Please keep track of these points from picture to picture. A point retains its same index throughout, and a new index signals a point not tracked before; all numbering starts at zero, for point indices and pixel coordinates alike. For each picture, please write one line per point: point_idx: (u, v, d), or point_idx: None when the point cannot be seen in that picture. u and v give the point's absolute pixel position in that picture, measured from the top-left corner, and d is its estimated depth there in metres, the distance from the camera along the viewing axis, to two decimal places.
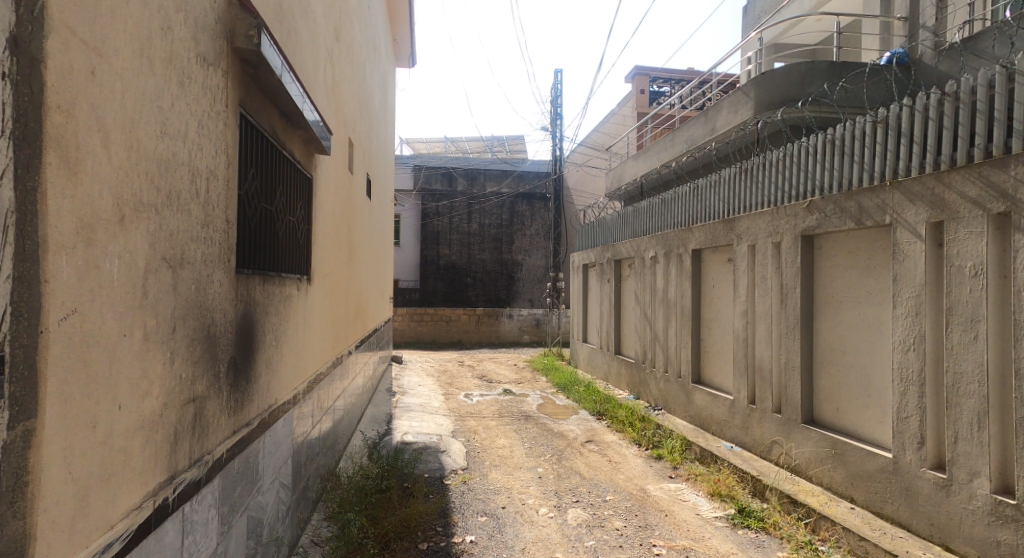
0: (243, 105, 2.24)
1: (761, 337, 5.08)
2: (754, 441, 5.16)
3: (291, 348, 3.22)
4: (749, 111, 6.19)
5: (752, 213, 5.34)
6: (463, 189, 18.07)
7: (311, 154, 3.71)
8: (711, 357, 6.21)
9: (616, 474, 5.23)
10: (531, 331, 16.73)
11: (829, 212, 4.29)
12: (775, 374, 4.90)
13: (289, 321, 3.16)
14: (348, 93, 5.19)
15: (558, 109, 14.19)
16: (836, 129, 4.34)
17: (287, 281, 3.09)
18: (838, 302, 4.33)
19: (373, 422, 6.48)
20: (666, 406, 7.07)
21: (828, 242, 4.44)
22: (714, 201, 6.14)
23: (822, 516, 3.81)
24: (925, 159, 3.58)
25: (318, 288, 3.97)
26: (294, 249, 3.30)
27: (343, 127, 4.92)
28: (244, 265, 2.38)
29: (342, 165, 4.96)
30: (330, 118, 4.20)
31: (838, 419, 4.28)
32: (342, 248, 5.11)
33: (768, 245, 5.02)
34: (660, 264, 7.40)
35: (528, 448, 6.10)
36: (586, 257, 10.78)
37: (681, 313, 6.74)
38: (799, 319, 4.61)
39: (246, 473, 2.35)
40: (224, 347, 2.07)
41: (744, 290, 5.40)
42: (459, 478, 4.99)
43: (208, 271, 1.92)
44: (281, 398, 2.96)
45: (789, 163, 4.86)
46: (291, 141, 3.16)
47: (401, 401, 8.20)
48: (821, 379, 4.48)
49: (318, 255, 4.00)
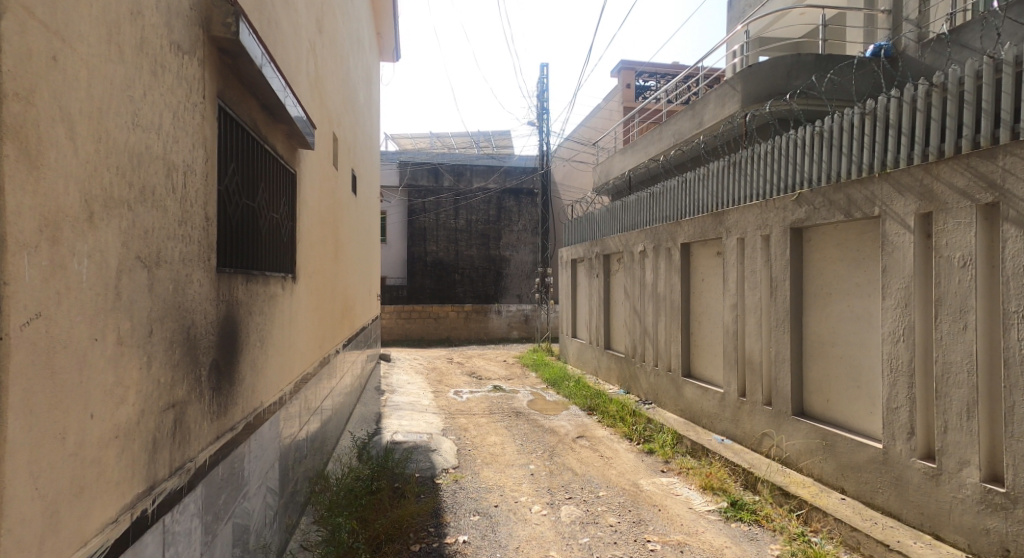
0: (223, 98, 2.17)
1: (751, 330, 5.08)
2: (745, 434, 5.15)
3: (277, 348, 3.14)
4: (737, 104, 6.15)
5: (741, 206, 5.31)
6: (450, 185, 17.97)
7: (295, 150, 3.64)
8: (701, 351, 6.20)
9: (608, 470, 5.20)
10: (520, 328, 16.99)
11: (818, 204, 4.27)
12: (766, 367, 4.89)
13: (274, 322, 3.09)
14: (332, 88, 5.12)
15: (544, 104, 14.13)
16: (826, 120, 4.32)
17: (271, 280, 3.01)
18: (827, 294, 4.31)
19: (363, 421, 6.40)
20: (656, 400, 7.06)
21: (817, 234, 4.41)
22: (703, 194, 6.11)
23: (813, 508, 3.81)
24: (913, 151, 3.56)
25: (303, 286, 3.88)
26: (279, 247, 3.23)
27: (327, 121, 4.84)
28: (226, 263, 2.31)
29: (326, 160, 4.88)
30: (314, 111, 4.11)
31: (828, 410, 4.28)
32: (328, 245, 5.03)
33: (757, 238, 5.01)
34: (649, 258, 7.37)
35: (520, 445, 6.06)
36: (574, 252, 10.76)
37: (670, 307, 6.73)
38: (787, 312, 4.60)
39: (230, 479, 2.28)
40: (204, 349, 2.00)
41: (734, 283, 5.39)
42: (451, 476, 4.94)
43: (186, 270, 1.85)
44: (266, 400, 2.89)
45: (777, 155, 4.84)
46: (274, 136, 3.08)
47: (390, 400, 8.11)
48: (811, 370, 4.48)
49: (303, 252, 3.92)
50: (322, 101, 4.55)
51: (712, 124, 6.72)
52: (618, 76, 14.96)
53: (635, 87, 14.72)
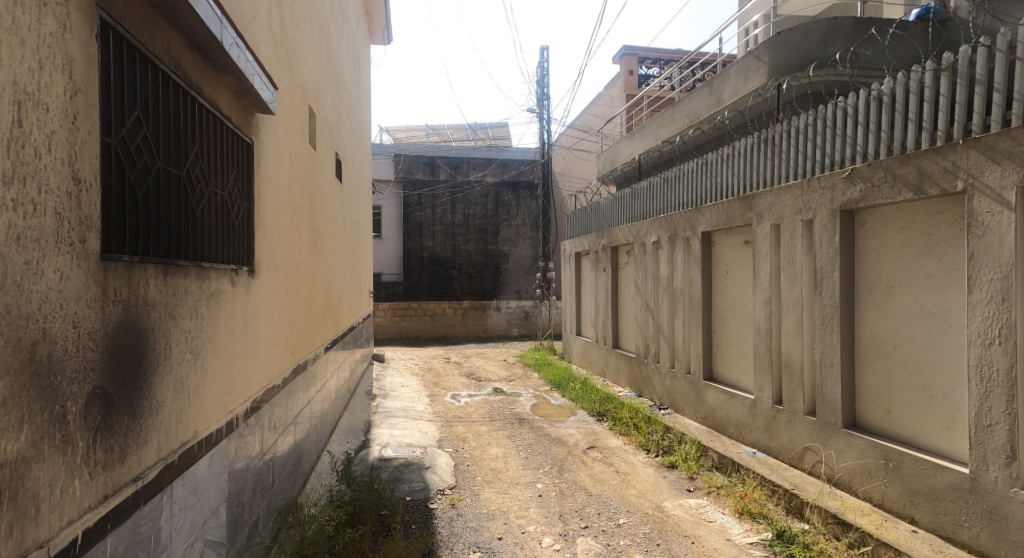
0: (105, 11, 1.58)
1: (790, 329, 4.44)
2: (782, 448, 4.52)
3: (223, 358, 2.50)
4: (764, 76, 5.52)
5: (776, 187, 4.67)
6: (446, 178, 17.28)
7: (251, 115, 3.00)
8: (725, 351, 5.59)
9: (626, 489, 4.56)
10: (521, 325, 16.41)
11: (875, 180, 3.63)
12: (807, 372, 4.26)
13: (217, 327, 2.45)
14: (306, 56, 4.49)
15: (545, 90, 13.47)
16: (886, 83, 3.69)
17: (210, 273, 2.37)
18: (886, 287, 3.67)
19: (348, 434, 5.74)
20: (673, 405, 6.42)
21: (873, 217, 3.78)
22: (728, 177, 5.46)
23: (881, 544, 3.17)
24: (1009, 111, 2.92)
25: (265, 281, 3.23)
26: (224, 232, 2.59)
27: (298, 88, 4.17)
28: (122, 247, 1.68)
29: (298, 135, 4.22)
30: (277, 72, 3.45)
31: (887, 423, 3.65)
32: (303, 234, 4.39)
33: (796, 223, 4.37)
34: (663, 249, 6.72)
35: (524, 459, 5.41)
36: (578, 245, 10.12)
37: (690, 303, 6.09)
38: (835, 308, 3.96)
39: (126, 552, 1.63)
40: (68, 374, 1.38)
41: (767, 276, 4.75)
42: (446, 501, 4.30)
43: (21, 253, 1.25)
44: (203, 429, 2.25)
45: (821, 127, 4.21)
46: (215, 90, 2.45)
47: (382, 406, 7.42)
48: (863, 376, 3.84)
49: (265, 239, 3.27)
50: (290, 64, 3.89)
51: (734, 100, 6.09)
52: (620, 62, 14.41)
53: (638, 75, 14.17)
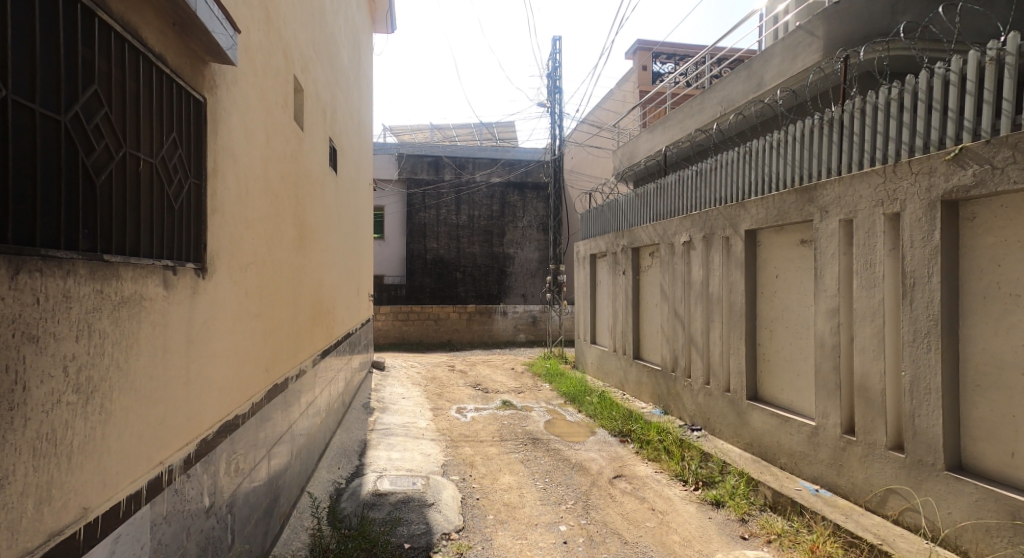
0: None
1: (865, 346, 3.70)
2: (854, 488, 3.77)
3: (149, 391, 1.78)
4: (819, 52, 4.81)
5: (848, 175, 3.93)
6: (451, 179, 16.55)
7: (207, 66, 2.30)
8: (772, 367, 4.86)
9: (669, 536, 3.81)
10: (528, 330, 15.60)
11: (997, 161, 2.93)
12: (891, 398, 3.52)
13: (139, 346, 1.73)
14: (291, 16, 3.80)
15: (556, 84, 12.72)
16: (1006, 42, 3.00)
17: (124, 273, 1.66)
18: (1008, 297, 2.94)
19: (339, 458, 5.00)
20: (707, 426, 5.68)
21: (987, 209, 3.06)
22: (779, 165, 4.72)
23: None
24: None
25: (225, 282, 2.51)
26: (159, 215, 1.89)
27: (279, 51, 3.48)
28: None
29: (279, 108, 3.51)
30: (244, 18, 2.74)
31: (1009, 468, 2.92)
32: (286, 226, 3.69)
33: (877, 217, 3.64)
34: (696, 250, 5.98)
35: (543, 490, 4.67)
36: (593, 247, 9.37)
37: (730, 311, 5.34)
38: (932, 322, 3.20)
39: None
40: None
41: (834, 281, 4.00)
42: (453, 549, 3.57)
43: None
44: (107, 496, 1.57)
45: (910, 102, 3.49)
46: (137, 17, 1.78)
47: (380, 421, 6.68)
48: (972, 406, 3.11)
49: (226, 230, 2.55)
50: (267, 18, 3.18)
51: (781, 82, 5.36)
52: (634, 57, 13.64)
53: (653, 71, 13.39)
